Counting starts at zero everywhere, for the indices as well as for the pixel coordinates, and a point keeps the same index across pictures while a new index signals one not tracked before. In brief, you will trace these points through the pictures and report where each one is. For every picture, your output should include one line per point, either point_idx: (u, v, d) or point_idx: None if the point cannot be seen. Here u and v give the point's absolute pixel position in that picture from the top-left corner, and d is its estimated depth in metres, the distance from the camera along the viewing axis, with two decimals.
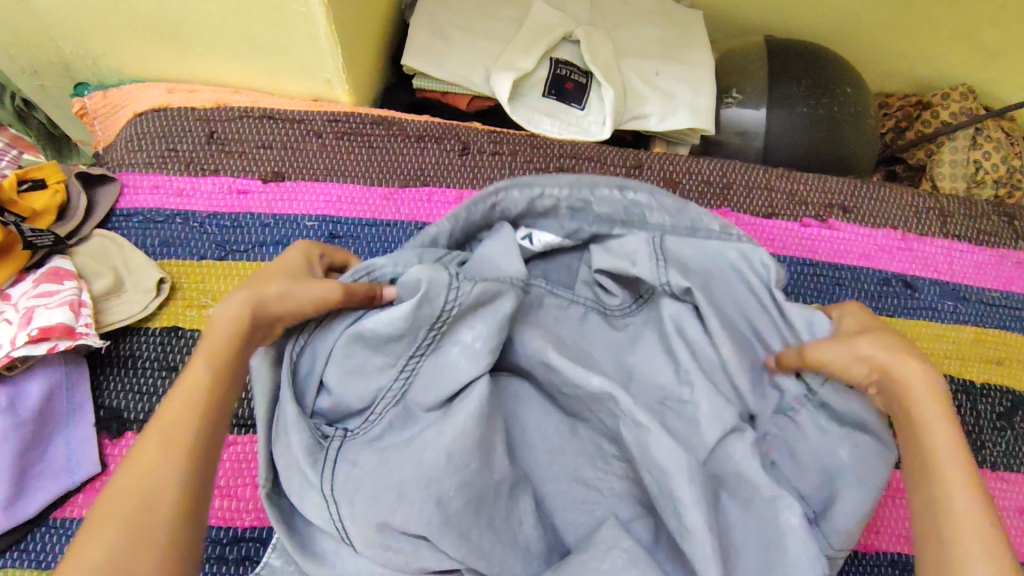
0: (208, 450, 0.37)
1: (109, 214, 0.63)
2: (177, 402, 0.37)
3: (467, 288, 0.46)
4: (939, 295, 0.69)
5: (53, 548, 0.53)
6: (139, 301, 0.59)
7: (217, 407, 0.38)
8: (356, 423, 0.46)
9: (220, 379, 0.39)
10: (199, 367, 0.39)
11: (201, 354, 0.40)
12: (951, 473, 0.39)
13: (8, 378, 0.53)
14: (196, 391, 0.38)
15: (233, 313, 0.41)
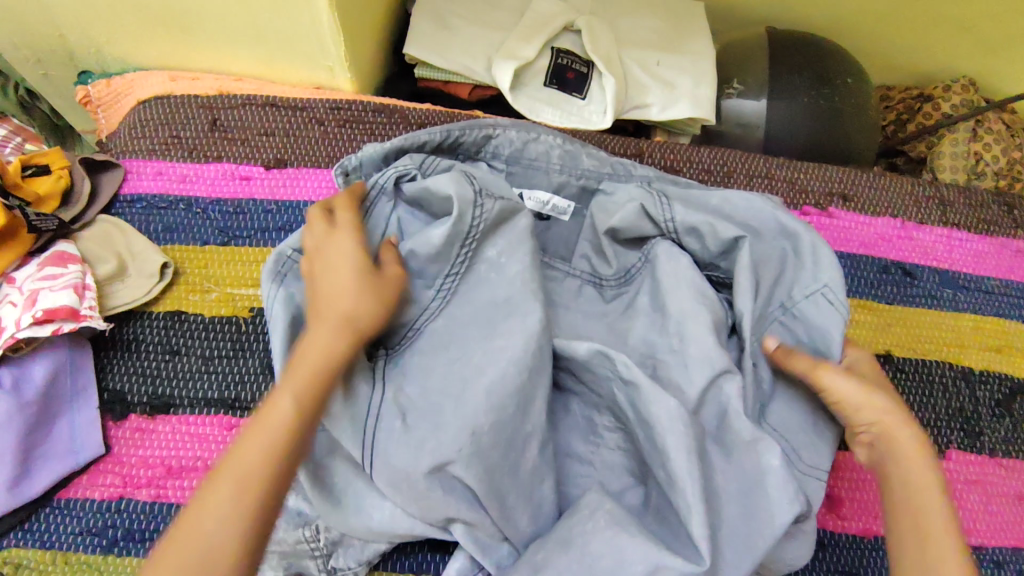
0: (275, 489, 0.41)
1: (113, 200, 0.64)
2: (256, 444, 0.41)
3: (489, 204, 0.55)
4: (938, 283, 0.69)
5: (57, 528, 0.54)
6: (143, 286, 0.59)
7: (293, 446, 0.42)
8: (396, 340, 0.54)
9: (299, 420, 0.43)
10: (282, 401, 0.43)
11: (287, 391, 0.43)
12: (933, 524, 0.44)
13: (13, 359, 0.53)
14: (277, 428, 0.42)
15: (317, 351, 0.45)
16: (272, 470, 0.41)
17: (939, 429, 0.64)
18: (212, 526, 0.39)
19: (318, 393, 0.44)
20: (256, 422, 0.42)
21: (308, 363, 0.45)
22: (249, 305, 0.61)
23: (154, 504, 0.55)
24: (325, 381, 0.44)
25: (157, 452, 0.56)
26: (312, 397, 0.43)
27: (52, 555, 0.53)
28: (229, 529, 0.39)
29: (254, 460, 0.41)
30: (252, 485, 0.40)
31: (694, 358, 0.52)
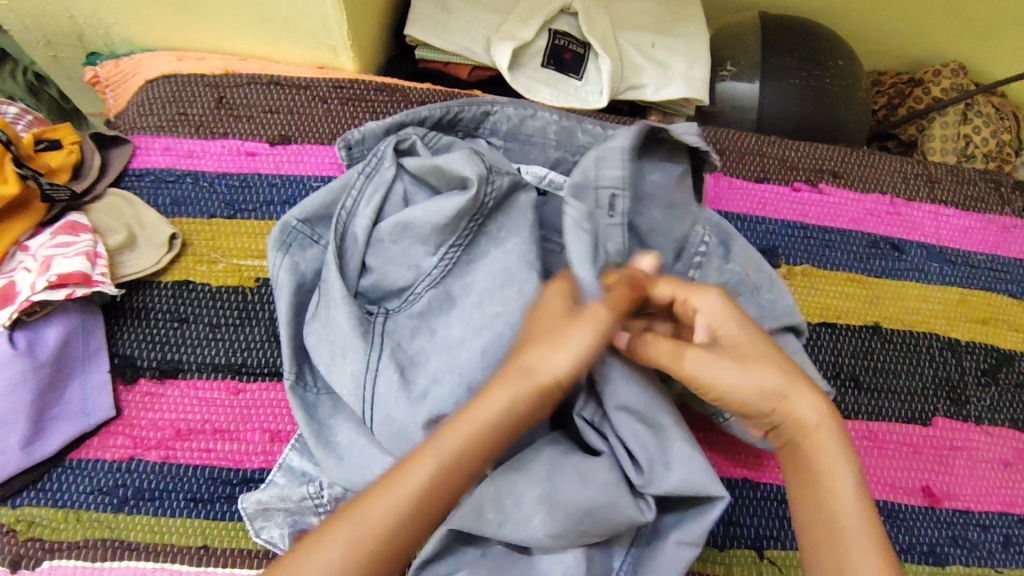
0: (384, 562, 0.40)
1: (122, 174, 0.65)
2: (379, 510, 0.41)
3: (500, 180, 0.58)
4: (926, 258, 0.71)
5: (70, 486, 0.55)
6: (152, 256, 0.61)
7: (417, 513, 0.41)
8: (395, 303, 0.57)
9: (430, 489, 0.41)
10: (421, 468, 0.42)
11: (433, 453, 0.42)
12: (832, 483, 0.43)
13: (27, 323, 0.55)
14: (407, 496, 0.41)
15: (493, 416, 0.43)
16: (391, 537, 0.40)
17: (926, 397, 0.65)
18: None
19: (472, 462, 0.42)
20: (388, 480, 0.42)
21: (477, 418, 0.43)
22: (255, 275, 0.63)
23: (163, 465, 0.56)
24: (485, 442, 0.43)
25: (167, 415, 0.58)
26: (455, 465, 0.42)
27: (64, 513, 0.55)
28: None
29: (372, 526, 0.40)
30: (370, 556, 0.40)
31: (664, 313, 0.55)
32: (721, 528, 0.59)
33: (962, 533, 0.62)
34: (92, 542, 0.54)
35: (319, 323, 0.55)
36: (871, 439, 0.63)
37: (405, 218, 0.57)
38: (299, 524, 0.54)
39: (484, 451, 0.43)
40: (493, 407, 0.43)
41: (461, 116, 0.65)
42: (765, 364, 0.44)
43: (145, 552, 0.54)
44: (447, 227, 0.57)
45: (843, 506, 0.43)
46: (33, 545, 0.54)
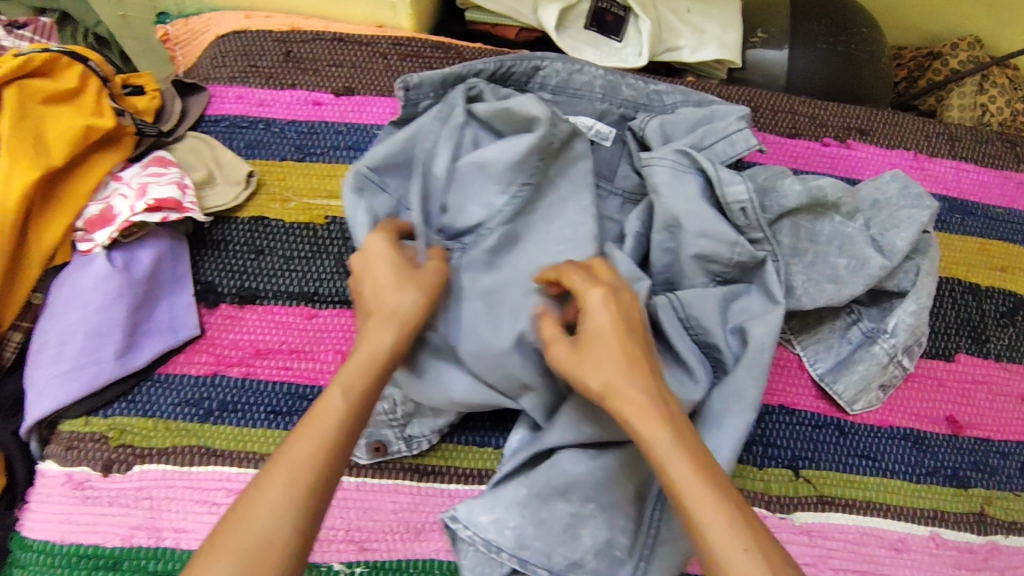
0: (327, 484, 0.42)
1: (199, 120, 0.70)
2: (307, 441, 0.43)
3: (566, 126, 0.62)
4: (948, 210, 0.75)
5: (157, 398, 0.60)
6: (231, 192, 0.66)
7: (343, 438, 0.44)
8: (471, 238, 0.62)
9: (348, 413, 0.45)
10: (333, 397, 0.45)
11: (335, 385, 0.46)
12: (696, 502, 0.41)
13: (122, 245, 0.60)
14: (329, 421, 0.44)
15: (381, 337, 0.48)
16: (323, 456, 0.43)
17: (949, 336, 0.70)
18: (267, 515, 0.40)
19: (372, 382, 0.47)
20: (308, 415, 0.44)
21: (366, 350, 0.48)
22: (324, 214, 0.67)
23: (245, 380, 0.61)
24: (384, 362, 0.48)
25: (246, 336, 0.62)
26: (362, 390, 0.46)
27: (154, 422, 0.59)
28: (291, 513, 0.40)
29: (307, 457, 0.42)
30: (310, 484, 0.41)
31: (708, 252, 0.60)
32: (758, 449, 0.63)
33: (983, 459, 0.66)
34: (180, 448, 0.58)
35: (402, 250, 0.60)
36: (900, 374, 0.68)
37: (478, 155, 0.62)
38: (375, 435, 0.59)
39: (385, 370, 0.48)
40: (372, 335, 0.49)
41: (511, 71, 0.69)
42: (602, 358, 0.47)
43: (229, 458, 0.58)
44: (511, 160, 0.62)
45: (708, 525, 0.40)
46: (124, 450, 0.58)
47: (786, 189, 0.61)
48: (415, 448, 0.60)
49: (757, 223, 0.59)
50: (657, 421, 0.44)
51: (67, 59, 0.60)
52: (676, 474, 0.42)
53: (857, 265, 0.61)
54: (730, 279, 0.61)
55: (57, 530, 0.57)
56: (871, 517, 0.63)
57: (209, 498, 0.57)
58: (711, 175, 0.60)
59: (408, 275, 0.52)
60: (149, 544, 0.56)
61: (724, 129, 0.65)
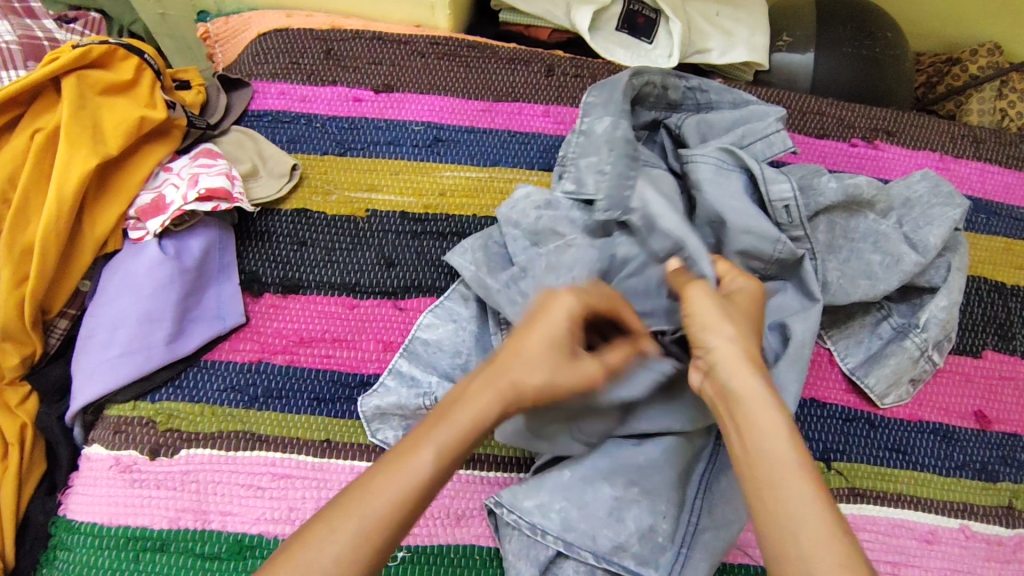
0: (385, 549, 0.39)
1: (243, 115, 0.72)
2: (386, 501, 0.39)
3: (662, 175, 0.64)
4: (973, 210, 0.77)
5: (203, 383, 0.61)
6: (275, 184, 0.67)
7: (423, 501, 0.41)
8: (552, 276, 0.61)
9: (436, 477, 0.41)
10: (425, 455, 0.41)
11: (427, 442, 0.42)
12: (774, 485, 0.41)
13: (173, 234, 0.62)
14: (409, 485, 0.40)
15: (484, 404, 0.44)
16: (398, 521, 0.39)
17: (976, 332, 0.71)
18: (327, 560, 0.37)
19: (465, 448, 0.43)
20: (393, 465, 0.41)
21: (465, 412, 0.43)
22: (365, 207, 0.69)
23: (290, 367, 0.62)
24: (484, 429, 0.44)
25: (290, 324, 0.64)
26: (454, 452, 0.42)
27: (200, 407, 0.60)
28: (346, 571, 0.37)
29: (377, 516, 0.39)
30: (373, 545, 0.38)
31: (750, 248, 0.61)
32: None
33: (1011, 454, 0.67)
34: (225, 433, 0.59)
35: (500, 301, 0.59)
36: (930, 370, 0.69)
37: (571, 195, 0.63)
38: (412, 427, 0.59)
39: (476, 439, 0.44)
40: (467, 397, 0.44)
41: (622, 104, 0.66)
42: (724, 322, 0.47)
43: (274, 444, 0.59)
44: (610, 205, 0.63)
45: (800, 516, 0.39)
46: (171, 435, 0.59)
47: (820, 186, 0.63)
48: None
49: (799, 221, 0.61)
50: (751, 402, 0.44)
51: (124, 52, 0.63)
52: (757, 454, 0.42)
53: (893, 260, 0.62)
54: (768, 275, 0.63)
55: (104, 513, 0.57)
56: (903, 509, 0.63)
57: (254, 482, 0.58)
58: (756, 173, 0.61)
59: (561, 369, 0.46)
60: (195, 526, 0.57)
61: (763, 130, 0.66)
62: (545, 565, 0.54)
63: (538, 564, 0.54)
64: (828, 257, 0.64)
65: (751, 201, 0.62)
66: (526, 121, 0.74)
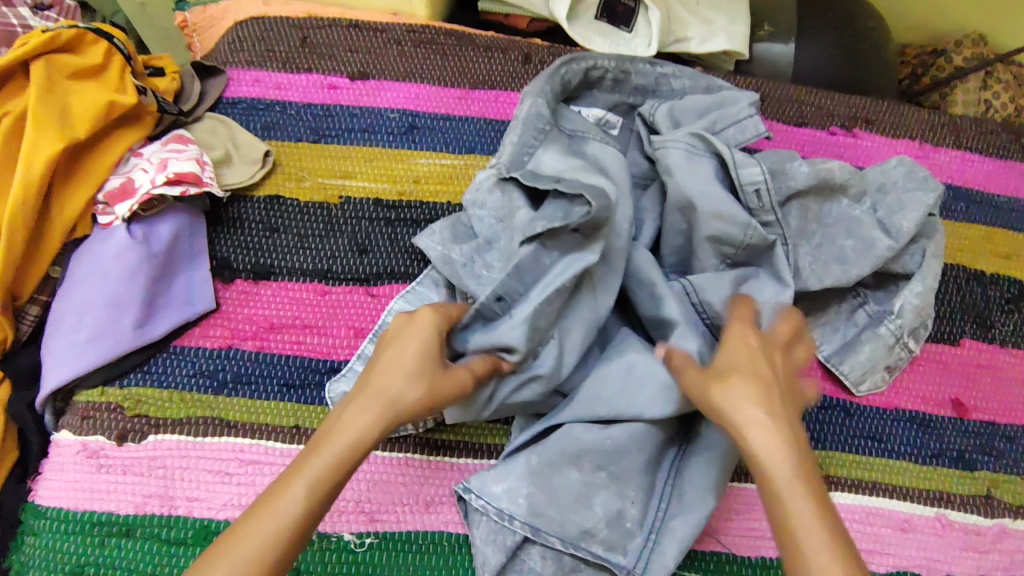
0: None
1: (217, 103, 0.72)
2: (257, 538, 0.40)
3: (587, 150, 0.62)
4: (953, 199, 0.76)
5: (172, 369, 0.60)
6: (247, 171, 0.67)
7: (298, 536, 0.41)
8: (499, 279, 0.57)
9: (311, 510, 0.42)
10: (295, 488, 0.42)
11: (298, 478, 0.42)
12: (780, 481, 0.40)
13: (142, 218, 0.62)
14: (285, 517, 0.41)
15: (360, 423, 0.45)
16: (271, 557, 0.40)
17: (954, 321, 0.70)
18: None
19: (339, 480, 0.43)
20: (264, 505, 0.41)
21: (341, 439, 0.44)
22: (338, 193, 0.68)
23: (259, 353, 0.62)
24: (358, 450, 0.44)
25: (261, 311, 0.63)
26: (327, 481, 0.43)
27: (168, 393, 0.60)
28: None
29: (251, 557, 0.39)
30: None
31: (721, 232, 0.60)
32: None
33: (987, 442, 0.67)
34: (194, 419, 0.59)
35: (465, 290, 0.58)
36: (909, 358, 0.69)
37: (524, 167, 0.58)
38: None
39: (353, 462, 0.44)
40: (343, 423, 0.45)
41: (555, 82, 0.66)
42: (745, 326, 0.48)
43: (243, 430, 0.59)
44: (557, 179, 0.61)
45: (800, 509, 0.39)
46: (139, 420, 0.59)
47: (792, 172, 0.63)
48: (421, 427, 0.60)
49: (770, 206, 0.61)
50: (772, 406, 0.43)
51: (93, 37, 0.63)
52: (774, 457, 0.41)
53: (868, 246, 0.61)
54: (739, 261, 0.63)
55: (70, 498, 0.57)
56: (877, 497, 0.63)
57: (221, 468, 0.58)
58: (726, 158, 0.61)
59: (436, 381, 0.48)
60: (162, 512, 0.56)
61: (735, 115, 0.67)
62: (512, 552, 0.53)
63: (505, 550, 0.54)
64: (802, 243, 0.63)
65: (724, 188, 0.61)
66: (502, 108, 0.74)
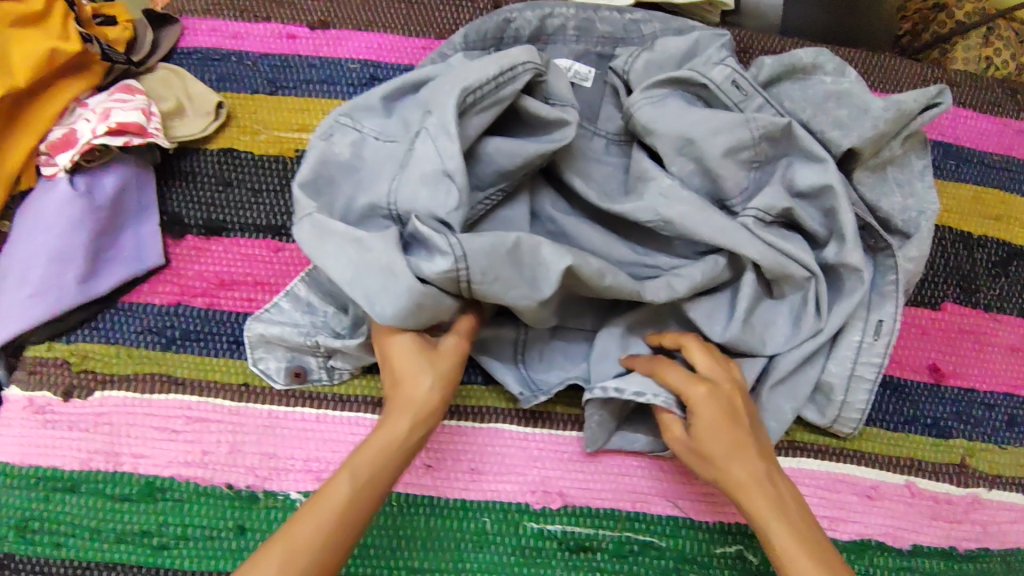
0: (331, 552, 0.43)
1: (170, 55, 0.69)
2: (310, 520, 0.44)
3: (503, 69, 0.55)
4: (943, 156, 0.72)
5: (119, 325, 0.59)
6: (199, 123, 0.65)
7: (352, 514, 0.45)
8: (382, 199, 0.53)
9: (354, 495, 0.45)
10: (342, 480, 0.46)
11: (345, 468, 0.46)
12: (752, 502, 0.48)
13: (86, 169, 0.60)
14: (336, 501, 0.45)
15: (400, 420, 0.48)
16: (326, 531, 0.44)
17: (937, 284, 0.67)
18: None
19: (387, 463, 0.47)
20: (315, 499, 0.45)
21: (379, 437, 0.48)
22: (295, 147, 0.66)
23: (209, 310, 0.60)
24: (399, 445, 0.48)
25: (211, 267, 0.61)
26: (369, 471, 0.46)
27: (115, 349, 0.59)
28: None
29: (309, 535, 0.43)
30: (312, 557, 0.43)
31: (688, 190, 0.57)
32: (767, 389, 0.58)
33: (965, 409, 0.64)
34: (141, 375, 0.58)
35: (339, 232, 0.50)
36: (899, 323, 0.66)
37: (385, 98, 0.57)
38: (297, 360, 0.58)
39: (400, 449, 0.48)
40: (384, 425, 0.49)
41: (485, 29, 0.65)
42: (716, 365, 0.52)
43: (190, 387, 0.58)
44: (502, 119, 0.59)
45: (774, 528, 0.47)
46: (86, 376, 0.58)
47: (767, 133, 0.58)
48: (335, 379, 0.58)
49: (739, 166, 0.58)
50: (725, 443, 0.49)
51: None
52: (744, 484, 0.49)
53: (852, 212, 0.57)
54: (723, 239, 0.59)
55: (16, 452, 0.56)
56: (845, 464, 0.61)
57: (168, 425, 0.57)
58: (689, 125, 0.58)
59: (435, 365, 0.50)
60: (106, 468, 0.56)
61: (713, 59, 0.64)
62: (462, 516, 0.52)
63: None
64: None
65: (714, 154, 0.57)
66: None
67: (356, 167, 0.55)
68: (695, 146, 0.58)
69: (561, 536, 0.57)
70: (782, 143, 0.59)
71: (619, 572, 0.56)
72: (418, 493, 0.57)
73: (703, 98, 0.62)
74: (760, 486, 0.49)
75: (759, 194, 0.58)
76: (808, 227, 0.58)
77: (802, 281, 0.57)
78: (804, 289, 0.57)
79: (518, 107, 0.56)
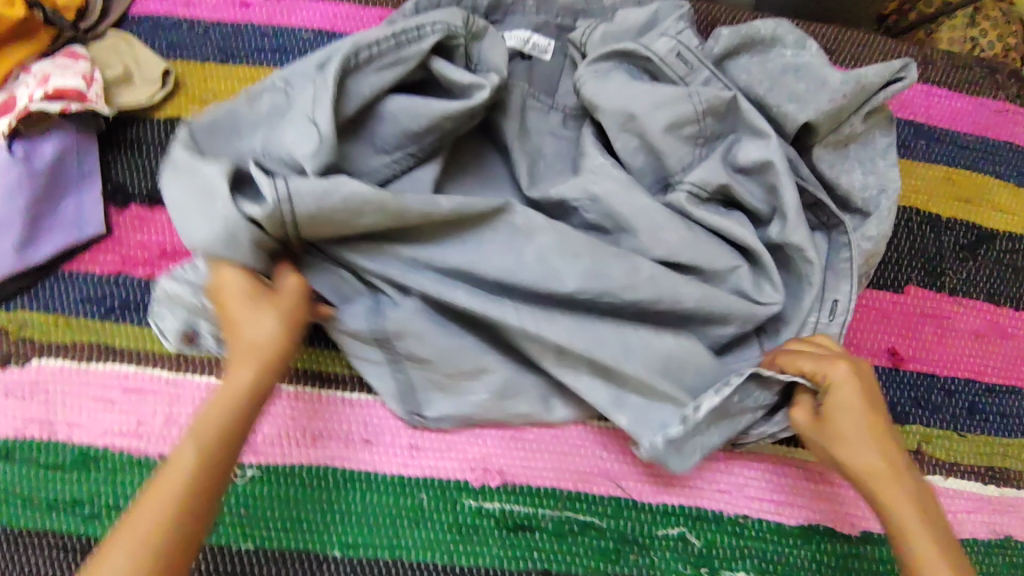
0: (190, 520, 0.41)
1: (122, 19, 0.67)
2: (157, 495, 0.41)
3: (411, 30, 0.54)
4: (914, 136, 0.70)
5: (58, 294, 0.59)
6: (146, 91, 0.64)
7: (205, 476, 0.43)
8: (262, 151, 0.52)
9: (199, 456, 0.43)
10: (187, 448, 0.44)
11: (189, 436, 0.44)
12: (891, 512, 0.46)
13: (25, 135, 0.59)
14: (182, 471, 0.43)
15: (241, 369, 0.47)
16: (179, 498, 0.42)
17: (901, 267, 0.65)
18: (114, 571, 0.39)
19: (235, 415, 0.46)
20: (156, 476, 0.43)
21: (223, 393, 0.46)
22: None
23: (150, 280, 0.59)
24: (243, 393, 0.47)
25: (153, 237, 0.60)
26: (213, 429, 0.45)
27: (54, 317, 0.58)
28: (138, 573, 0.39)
29: (159, 512, 0.41)
30: (161, 525, 0.40)
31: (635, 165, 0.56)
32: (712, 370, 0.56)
33: (924, 395, 0.63)
34: (79, 345, 0.57)
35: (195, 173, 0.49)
36: (860, 306, 0.64)
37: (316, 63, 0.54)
38: (189, 323, 0.54)
39: (245, 398, 0.47)
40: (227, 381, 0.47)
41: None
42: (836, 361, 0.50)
43: (129, 357, 0.57)
44: (422, 86, 0.58)
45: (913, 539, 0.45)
46: (24, 344, 0.57)
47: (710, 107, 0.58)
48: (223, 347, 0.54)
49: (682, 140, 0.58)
50: (870, 449, 0.48)
51: None
52: (890, 491, 0.47)
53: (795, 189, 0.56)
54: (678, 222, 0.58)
55: None
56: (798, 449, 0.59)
57: (104, 395, 0.56)
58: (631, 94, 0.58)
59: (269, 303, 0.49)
60: (41, 437, 0.55)
61: (672, 30, 0.61)
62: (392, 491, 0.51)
63: None
64: None
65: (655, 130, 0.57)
66: None
67: (263, 124, 0.53)
68: (637, 121, 0.57)
69: (500, 514, 0.56)
70: (727, 118, 0.58)
71: (557, 552, 0.55)
72: (356, 468, 0.56)
73: (649, 72, 0.61)
74: (906, 494, 0.47)
75: (698, 168, 0.57)
76: (749, 202, 0.57)
77: (736, 261, 0.56)
78: (736, 269, 0.56)
79: (427, 69, 0.55)
